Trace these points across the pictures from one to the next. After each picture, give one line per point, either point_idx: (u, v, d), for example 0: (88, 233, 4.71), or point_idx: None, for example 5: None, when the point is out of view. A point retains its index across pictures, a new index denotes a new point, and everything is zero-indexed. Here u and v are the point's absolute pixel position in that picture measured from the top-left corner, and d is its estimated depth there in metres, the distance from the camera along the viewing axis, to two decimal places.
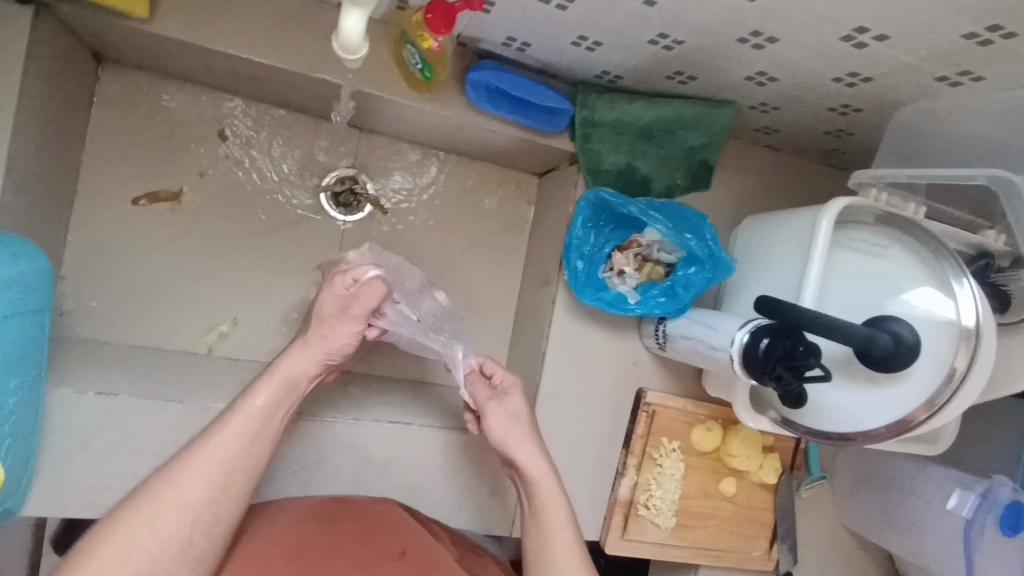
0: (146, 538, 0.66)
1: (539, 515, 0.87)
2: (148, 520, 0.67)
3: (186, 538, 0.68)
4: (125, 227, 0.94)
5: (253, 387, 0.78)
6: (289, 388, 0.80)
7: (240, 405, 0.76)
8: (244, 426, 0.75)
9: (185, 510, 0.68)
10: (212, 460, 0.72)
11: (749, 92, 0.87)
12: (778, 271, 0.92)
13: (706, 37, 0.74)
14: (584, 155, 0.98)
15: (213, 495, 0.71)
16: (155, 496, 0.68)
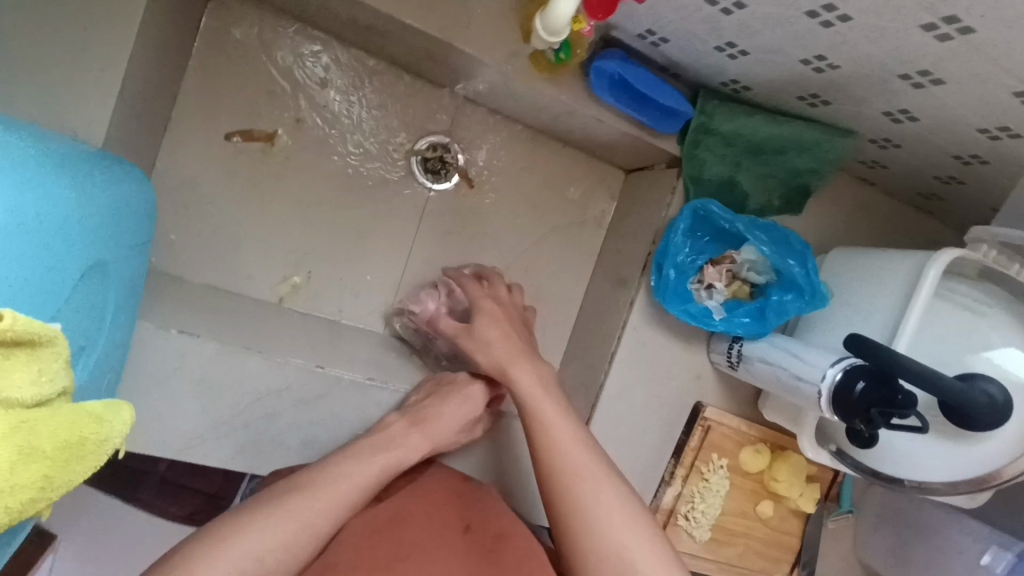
0: (262, 530, 0.67)
1: (549, 445, 0.80)
2: (264, 519, 0.67)
3: (304, 544, 0.69)
4: (214, 163, 0.93)
5: (391, 425, 0.83)
6: (433, 435, 0.85)
7: (375, 439, 0.80)
8: (381, 456, 0.79)
9: (306, 513, 0.70)
10: (341, 477, 0.74)
11: (879, 125, 0.85)
12: (869, 310, 0.91)
13: (866, 68, 0.71)
14: (688, 161, 0.95)
15: (334, 503, 0.72)
16: (281, 500, 0.70)
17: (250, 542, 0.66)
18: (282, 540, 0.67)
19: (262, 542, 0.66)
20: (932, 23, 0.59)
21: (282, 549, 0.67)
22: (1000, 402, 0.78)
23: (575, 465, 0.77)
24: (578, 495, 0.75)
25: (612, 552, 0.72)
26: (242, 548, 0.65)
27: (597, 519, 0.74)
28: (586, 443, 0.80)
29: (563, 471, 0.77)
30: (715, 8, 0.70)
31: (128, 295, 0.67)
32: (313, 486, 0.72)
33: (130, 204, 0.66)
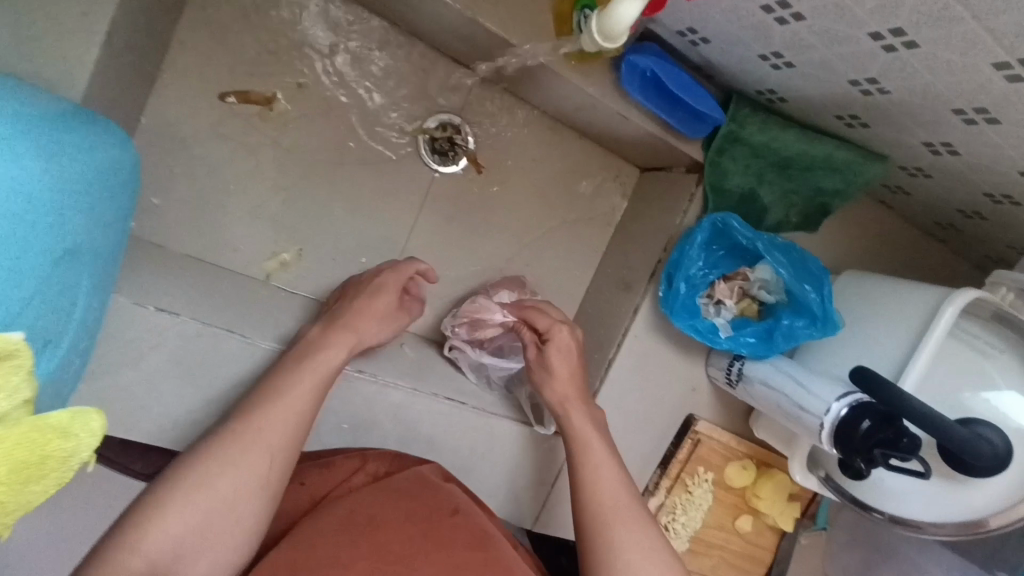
0: (177, 515, 0.62)
1: (594, 485, 0.79)
2: (179, 504, 0.62)
3: (223, 529, 0.64)
4: (209, 123, 0.89)
5: (287, 373, 0.72)
6: (322, 379, 0.73)
7: (276, 389, 0.71)
8: (282, 415, 0.69)
9: (223, 496, 0.64)
10: (251, 448, 0.67)
11: (916, 154, 0.81)
12: (878, 343, 0.89)
13: (917, 93, 0.67)
14: (711, 168, 0.90)
15: (250, 481, 0.66)
16: (189, 481, 0.64)
17: (166, 532, 0.61)
18: (194, 527, 0.62)
19: (178, 530, 0.61)
20: (1006, 62, 0.56)
21: (196, 535, 0.62)
22: (1001, 449, 0.75)
23: (616, 506, 0.76)
24: (613, 540, 0.74)
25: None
26: (159, 536, 0.60)
27: (627, 564, 0.72)
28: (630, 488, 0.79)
29: (600, 511, 0.76)
30: (769, 16, 0.67)
31: (104, 268, 0.62)
32: (222, 459, 0.65)
33: (106, 169, 0.59)
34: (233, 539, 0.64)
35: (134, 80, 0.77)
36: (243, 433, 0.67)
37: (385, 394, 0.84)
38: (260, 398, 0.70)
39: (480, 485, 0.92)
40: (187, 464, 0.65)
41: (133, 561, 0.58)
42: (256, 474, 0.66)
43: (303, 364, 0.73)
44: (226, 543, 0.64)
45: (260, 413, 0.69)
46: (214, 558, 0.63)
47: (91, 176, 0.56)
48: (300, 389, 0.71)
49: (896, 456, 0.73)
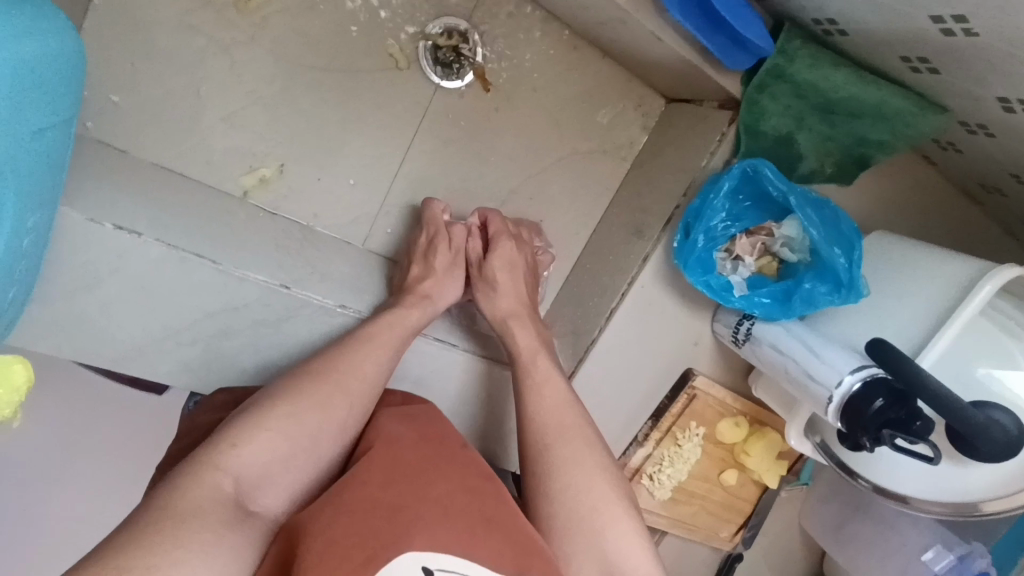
0: (265, 440, 0.59)
1: (535, 407, 0.74)
2: (274, 430, 0.60)
3: (306, 458, 0.62)
4: (178, 11, 0.77)
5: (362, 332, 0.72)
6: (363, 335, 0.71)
7: (361, 342, 0.70)
8: (368, 363, 0.69)
9: (310, 430, 0.62)
10: (336, 391, 0.66)
11: (984, 109, 0.71)
12: (900, 314, 0.83)
13: (1009, 39, 0.57)
14: (748, 108, 0.81)
15: (340, 423, 0.65)
16: (268, 410, 0.61)
17: (258, 453, 0.59)
18: (280, 456, 0.60)
19: (264, 454, 0.59)
20: None
21: (279, 465, 0.60)
22: (1013, 433, 0.70)
23: (554, 425, 0.72)
24: (555, 457, 0.69)
25: (583, 510, 0.66)
26: (243, 460, 0.57)
27: (572, 478, 0.68)
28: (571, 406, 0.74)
29: (546, 434, 0.71)
30: None
31: (48, 181, 0.53)
32: (318, 398, 0.64)
33: (48, 60, 0.49)
34: (308, 475, 0.62)
35: None
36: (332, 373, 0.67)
37: None
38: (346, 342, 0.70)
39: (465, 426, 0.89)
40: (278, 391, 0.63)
41: (221, 481, 0.55)
42: (337, 421, 0.65)
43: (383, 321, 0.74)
44: (305, 474, 0.62)
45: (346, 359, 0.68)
46: (286, 493, 0.60)
47: (22, 66, 0.46)
48: (388, 344, 0.72)
49: (904, 438, 0.69)
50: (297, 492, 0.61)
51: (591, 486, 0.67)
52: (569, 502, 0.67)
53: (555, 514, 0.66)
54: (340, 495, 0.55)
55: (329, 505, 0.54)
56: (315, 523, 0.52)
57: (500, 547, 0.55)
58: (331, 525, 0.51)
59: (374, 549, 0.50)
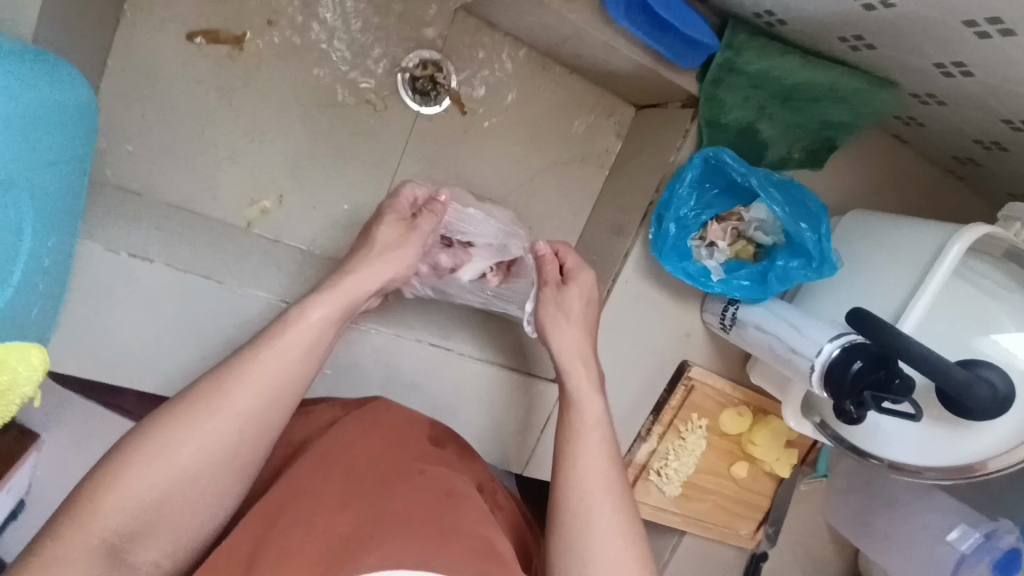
0: (135, 485, 0.58)
1: (564, 423, 0.78)
2: (146, 479, 0.58)
3: (191, 495, 0.60)
4: (179, 65, 0.86)
5: (251, 352, 0.65)
6: (288, 353, 0.66)
7: (258, 367, 0.64)
8: (257, 394, 0.64)
9: (189, 465, 0.60)
10: (219, 414, 0.62)
11: (927, 79, 0.75)
12: (879, 285, 0.84)
13: (926, 7, 0.61)
14: (707, 102, 0.85)
15: (227, 450, 0.62)
16: (133, 453, 0.59)
17: (128, 503, 0.57)
18: (159, 500, 0.59)
19: (135, 503, 0.57)
20: None
21: (157, 511, 0.59)
22: (1004, 391, 0.71)
23: (580, 411, 0.78)
24: (575, 459, 0.74)
25: (580, 506, 0.70)
26: (112, 512, 0.56)
27: (582, 484, 0.72)
28: (600, 423, 0.78)
29: (563, 452, 0.75)
30: None
31: (67, 212, 0.60)
32: (201, 440, 0.61)
33: (64, 108, 0.58)
34: (201, 512, 0.61)
35: (94, 19, 0.75)
36: (219, 410, 0.62)
37: (365, 339, 0.85)
38: (238, 365, 0.64)
39: (466, 428, 0.93)
40: (157, 435, 0.60)
41: (88, 538, 0.55)
42: (235, 458, 0.62)
43: (288, 335, 0.67)
44: (194, 511, 0.61)
45: (233, 388, 0.63)
46: (170, 538, 0.60)
47: (46, 115, 0.54)
48: (292, 368, 0.66)
49: (887, 398, 0.71)
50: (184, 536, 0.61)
51: (600, 496, 0.71)
52: (575, 506, 0.70)
53: (560, 509, 0.71)
54: (296, 516, 0.59)
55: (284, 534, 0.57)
56: (267, 546, 0.56)
57: (460, 551, 0.57)
58: (288, 551, 0.55)
59: (330, 568, 0.54)
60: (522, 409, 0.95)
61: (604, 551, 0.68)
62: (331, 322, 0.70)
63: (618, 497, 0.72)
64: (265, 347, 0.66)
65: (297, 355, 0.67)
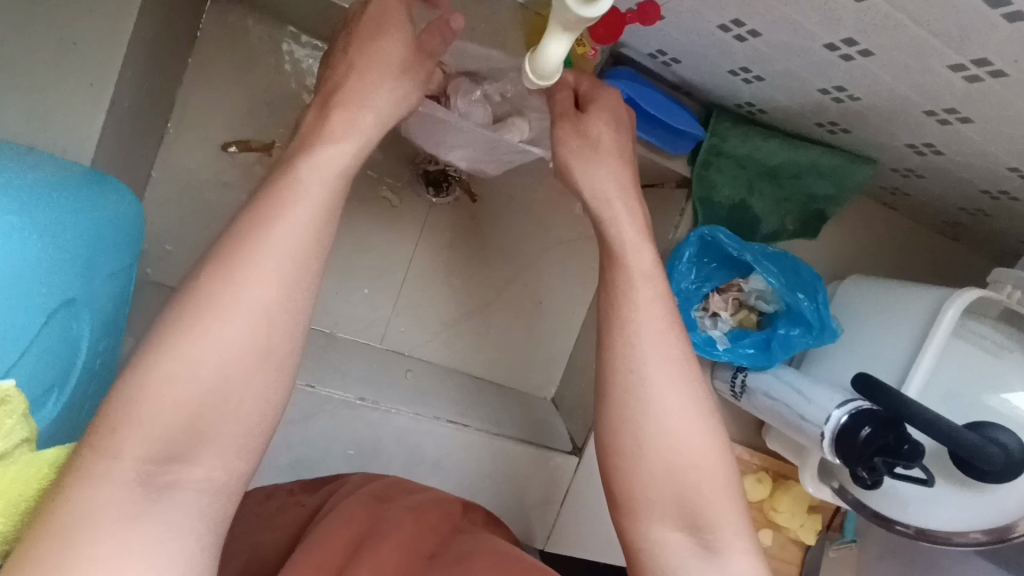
0: (150, 404, 0.41)
1: (605, 320, 0.59)
2: (165, 404, 0.42)
3: (230, 414, 0.44)
4: (215, 172, 0.95)
5: (255, 215, 0.47)
6: (296, 202, 0.48)
7: (271, 230, 0.47)
8: (281, 269, 0.46)
9: (216, 371, 0.43)
10: (227, 299, 0.45)
11: (902, 156, 0.80)
12: (879, 349, 0.87)
13: (890, 100, 0.66)
14: (699, 183, 0.91)
15: (260, 343, 0.45)
16: (142, 372, 0.42)
17: (149, 434, 0.41)
18: (186, 419, 0.42)
19: (158, 428, 0.41)
20: (960, 63, 0.54)
21: (189, 428, 0.42)
22: (1016, 455, 0.71)
23: (653, 311, 0.58)
24: (640, 358, 0.57)
25: (640, 386, 0.56)
26: (130, 445, 0.40)
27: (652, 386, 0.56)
28: (653, 278, 0.60)
29: (629, 365, 0.57)
30: (727, 35, 0.66)
31: (113, 317, 0.65)
32: (225, 336, 0.44)
33: (118, 225, 0.64)
34: (247, 428, 0.45)
35: (142, 141, 0.83)
36: (235, 298, 0.45)
37: (386, 419, 0.88)
38: (248, 231, 0.46)
39: (488, 502, 0.95)
40: (162, 349, 0.42)
41: (107, 487, 0.39)
42: (268, 347, 0.46)
43: (306, 173, 0.49)
44: (239, 428, 0.44)
45: (241, 270, 0.45)
46: (225, 451, 0.43)
47: (102, 234, 0.61)
48: (313, 224, 0.48)
49: (898, 464, 0.72)
50: (246, 451, 0.45)
51: (660, 360, 0.57)
52: (641, 389, 0.56)
53: (631, 453, 0.55)
54: None
55: (304, 567, 0.60)
56: None
57: None
58: None
59: None
60: (540, 483, 0.97)
61: (669, 415, 0.55)
62: (340, 169, 0.50)
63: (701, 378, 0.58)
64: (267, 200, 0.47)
65: (318, 210, 0.49)
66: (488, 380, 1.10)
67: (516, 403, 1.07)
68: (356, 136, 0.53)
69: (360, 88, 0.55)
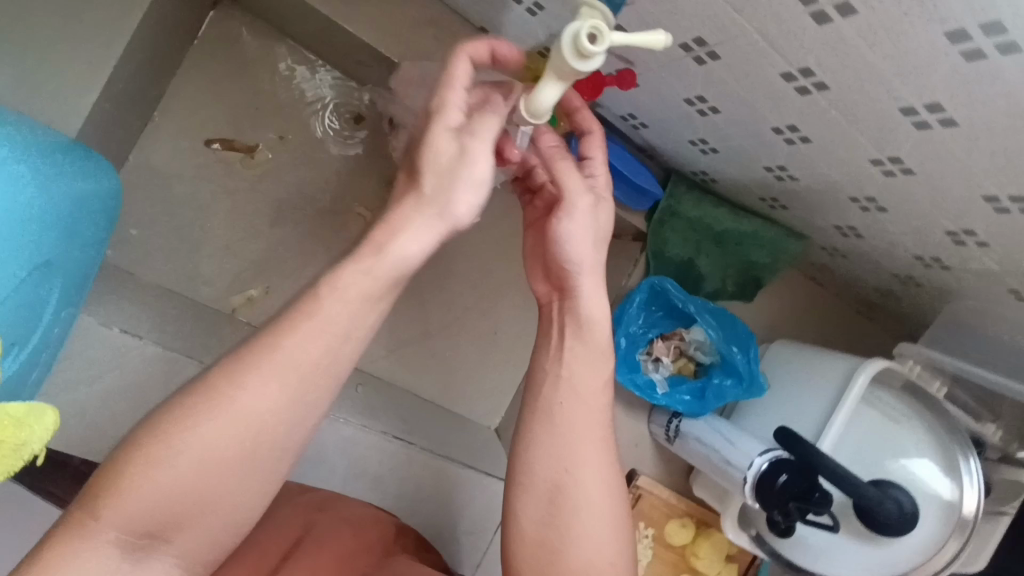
0: (145, 487, 0.45)
1: (530, 421, 0.58)
2: (155, 490, 0.45)
3: (217, 511, 0.48)
4: (191, 165, 0.96)
5: (269, 333, 0.49)
6: (329, 325, 0.50)
7: (274, 350, 0.49)
8: (282, 392, 0.49)
9: (207, 476, 0.47)
10: (234, 409, 0.47)
11: (831, 236, 0.91)
12: (800, 407, 0.95)
13: (823, 184, 0.76)
14: (652, 238, 1.00)
15: (258, 460, 0.48)
16: (149, 457, 0.45)
17: (128, 524, 0.45)
18: (175, 509, 0.46)
19: (143, 511, 0.45)
20: (880, 158, 0.64)
21: (175, 517, 0.46)
22: (910, 512, 0.79)
23: (564, 391, 0.58)
24: (554, 427, 0.57)
25: (550, 498, 0.56)
26: (117, 519, 0.45)
27: (567, 457, 0.57)
28: (564, 390, 0.58)
29: (539, 431, 0.57)
30: (692, 108, 0.74)
31: (75, 286, 0.64)
32: (225, 438, 0.47)
33: (96, 201, 0.64)
34: (225, 527, 0.49)
35: (125, 124, 0.84)
36: (228, 410, 0.47)
37: (333, 428, 0.89)
38: (260, 344, 0.49)
39: (422, 521, 0.95)
40: (163, 438, 0.46)
41: (98, 547, 0.44)
42: (251, 465, 0.48)
43: (326, 296, 0.50)
44: (217, 528, 0.48)
45: (234, 387, 0.48)
46: (199, 545, 0.48)
47: (77, 211, 0.61)
48: (329, 344, 0.50)
49: (810, 509, 0.78)
50: (215, 547, 0.49)
51: (577, 474, 0.56)
52: (546, 481, 0.56)
53: (529, 514, 0.56)
54: None
55: None
56: None
57: None
58: None
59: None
60: (477, 509, 0.98)
61: (576, 484, 0.56)
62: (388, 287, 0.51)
63: (606, 451, 0.58)
64: (300, 313, 0.50)
65: (335, 329, 0.50)
66: (433, 403, 1.11)
67: (461, 430, 1.08)
68: (402, 263, 0.51)
69: (402, 215, 0.51)
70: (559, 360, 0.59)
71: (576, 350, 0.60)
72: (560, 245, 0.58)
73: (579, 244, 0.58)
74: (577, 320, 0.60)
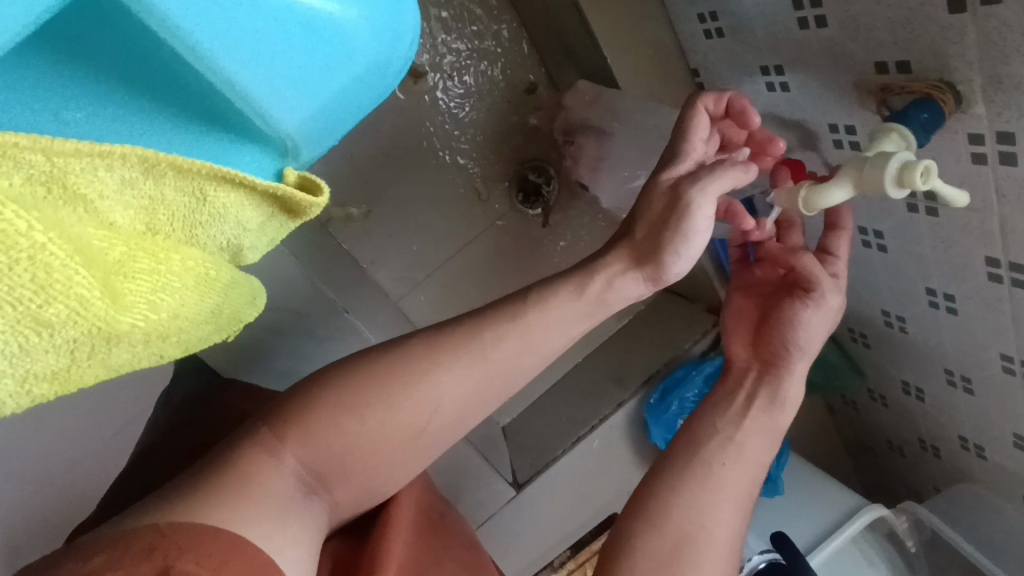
0: (343, 433, 0.50)
1: (685, 459, 0.56)
2: (340, 438, 0.50)
3: (372, 475, 0.52)
4: None
5: (481, 335, 0.54)
6: (523, 351, 0.55)
7: (487, 356, 0.54)
8: (467, 392, 0.53)
9: (383, 443, 0.51)
10: (428, 394, 0.52)
11: (890, 386, 0.98)
12: (795, 519, 1.01)
13: (927, 347, 0.83)
14: None
15: (421, 445, 0.53)
16: (353, 405, 0.50)
17: (308, 463, 0.49)
18: (349, 459, 0.50)
19: (323, 453, 0.49)
20: (1012, 358, 0.70)
21: (343, 467, 0.51)
22: None
23: (733, 447, 0.56)
24: (712, 472, 0.55)
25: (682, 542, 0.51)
26: (305, 453, 0.49)
27: (711, 503, 0.53)
28: (729, 451, 0.56)
29: (697, 471, 0.55)
30: (860, 236, 0.80)
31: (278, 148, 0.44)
32: (411, 417, 0.52)
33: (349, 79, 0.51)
34: (365, 492, 0.53)
35: None
36: (425, 396, 0.52)
37: None
38: (466, 339, 0.54)
39: None
40: (366, 393, 0.51)
41: (283, 469, 0.48)
42: (423, 442, 0.53)
43: (538, 318, 0.55)
44: (365, 488, 0.53)
45: (440, 370, 0.53)
46: (346, 497, 0.52)
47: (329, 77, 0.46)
48: (517, 362, 0.54)
49: None
50: (351, 507, 0.53)
51: (715, 528, 0.52)
52: (687, 522, 0.52)
53: (659, 549, 0.51)
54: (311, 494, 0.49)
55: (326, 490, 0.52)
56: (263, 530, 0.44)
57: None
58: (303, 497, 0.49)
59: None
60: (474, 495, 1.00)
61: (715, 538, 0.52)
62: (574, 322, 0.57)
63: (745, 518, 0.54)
64: (506, 329, 0.54)
65: (523, 350, 0.55)
66: None
67: None
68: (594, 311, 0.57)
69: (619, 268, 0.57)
70: (737, 422, 0.58)
71: (755, 419, 0.59)
72: (792, 322, 0.62)
73: (809, 331, 0.62)
74: (771, 396, 0.60)
